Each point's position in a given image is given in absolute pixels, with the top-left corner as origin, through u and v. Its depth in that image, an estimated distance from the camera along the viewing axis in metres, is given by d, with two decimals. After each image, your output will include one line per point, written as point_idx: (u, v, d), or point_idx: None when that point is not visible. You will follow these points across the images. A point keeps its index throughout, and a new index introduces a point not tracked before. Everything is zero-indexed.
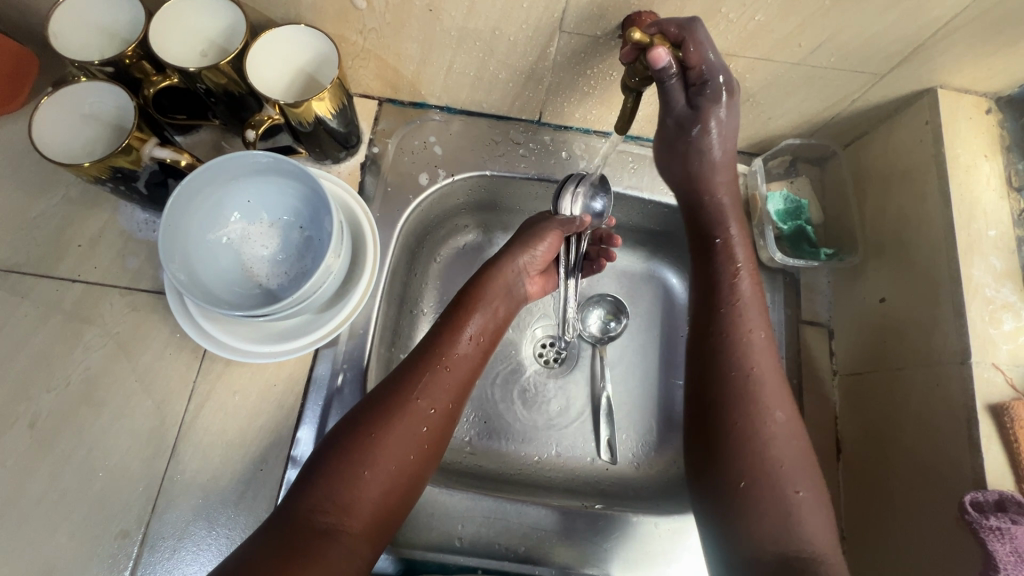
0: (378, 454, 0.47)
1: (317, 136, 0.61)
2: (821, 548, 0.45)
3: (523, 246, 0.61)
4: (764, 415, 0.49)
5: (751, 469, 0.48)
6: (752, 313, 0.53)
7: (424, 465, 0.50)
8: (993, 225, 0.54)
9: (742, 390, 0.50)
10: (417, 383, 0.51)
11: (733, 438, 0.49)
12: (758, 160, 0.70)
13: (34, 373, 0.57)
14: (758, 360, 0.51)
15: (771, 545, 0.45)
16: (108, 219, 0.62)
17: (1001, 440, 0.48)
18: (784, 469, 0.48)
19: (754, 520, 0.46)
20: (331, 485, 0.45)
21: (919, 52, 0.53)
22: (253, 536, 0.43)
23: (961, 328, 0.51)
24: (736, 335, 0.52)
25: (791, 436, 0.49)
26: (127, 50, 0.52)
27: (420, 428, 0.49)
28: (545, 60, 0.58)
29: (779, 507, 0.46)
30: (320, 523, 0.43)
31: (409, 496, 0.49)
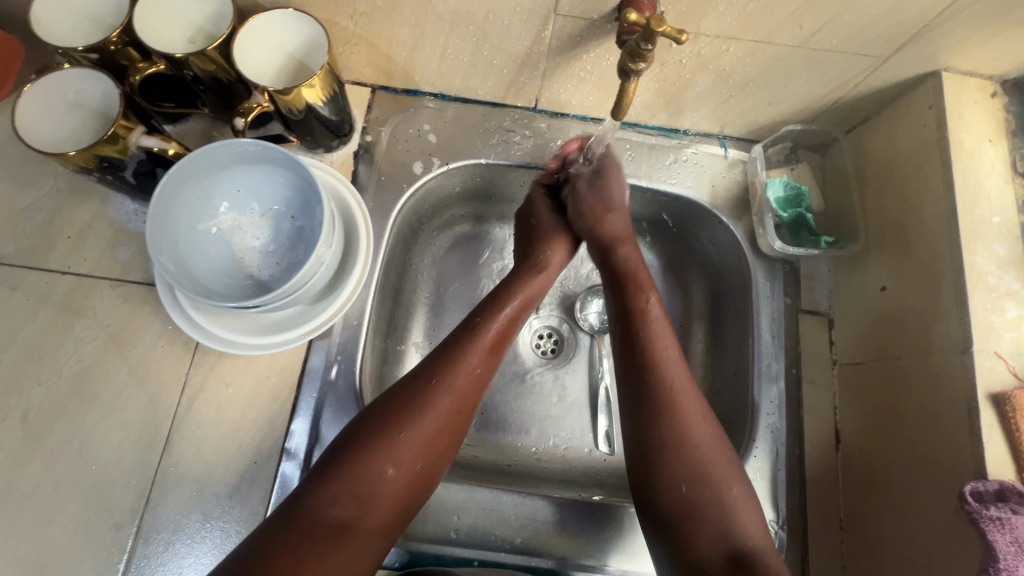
0: (403, 450, 0.47)
1: (309, 124, 0.59)
2: (758, 541, 0.47)
3: (544, 247, 0.66)
4: (686, 424, 0.51)
5: (688, 474, 0.49)
6: (664, 338, 0.56)
7: (441, 460, 0.49)
8: (997, 211, 0.53)
9: (666, 401, 0.51)
10: (448, 382, 0.50)
11: (666, 449, 0.50)
12: (758, 147, 0.69)
13: (25, 366, 0.56)
14: (676, 374, 0.53)
15: (717, 545, 0.46)
16: (97, 210, 0.61)
17: (1002, 429, 0.47)
18: (716, 468, 0.49)
19: (697, 526, 0.47)
20: (350, 477, 0.44)
21: (924, 34, 0.52)
22: (264, 526, 0.42)
23: (962, 317, 0.50)
24: (658, 355, 0.54)
25: (712, 437, 0.51)
26: (112, 35, 0.50)
27: (444, 426, 0.49)
28: (540, 44, 0.57)
29: (719, 510, 0.48)
30: (335, 516, 0.43)
31: (426, 489, 0.48)
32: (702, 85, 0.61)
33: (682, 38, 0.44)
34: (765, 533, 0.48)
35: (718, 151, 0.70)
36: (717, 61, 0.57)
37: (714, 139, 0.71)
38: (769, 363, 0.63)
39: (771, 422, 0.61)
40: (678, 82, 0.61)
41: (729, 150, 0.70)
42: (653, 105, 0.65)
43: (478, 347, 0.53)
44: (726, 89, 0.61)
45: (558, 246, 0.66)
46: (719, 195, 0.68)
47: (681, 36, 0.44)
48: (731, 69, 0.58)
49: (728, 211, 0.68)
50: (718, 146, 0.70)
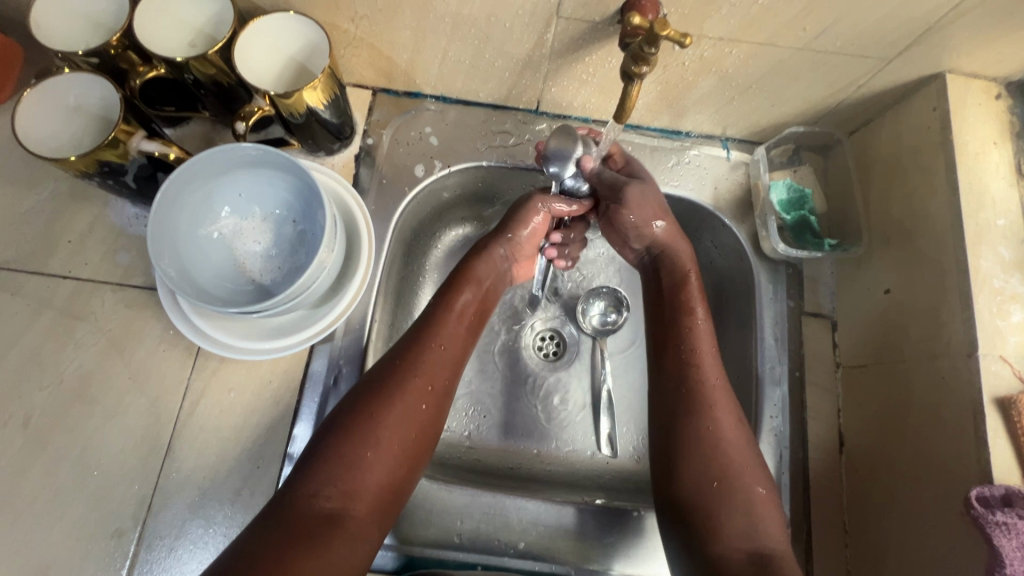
0: (380, 434, 0.46)
1: (310, 127, 0.59)
2: (781, 547, 0.47)
3: (506, 230, 0.60)
4: (719, 428, 0.51)
5: (720, 471, 0.49)
6: (706, 340, 0.56)
7: (422, 445, 0.49)
8: (1002, 214, 0.53)
9: (704, 405, 0.52)
10: (415, 362, 0.50)
11: (700, 446, 0.50)
12: (760, 149, 0.69)
13: (26, 372, 0.56)
14: (716, 375, 0.54)
15: (739, 545, 0.46)
16: (97, 214, 0.61)
17: (1008, 434, 0.47)
18: (745, 471, 0.50)
19: (723, 523, 0.47)
20: (331, 469, 0.44)
21: (929, 36, 0.52)
22: (250, 526, 0.42)
23: (967, 320, 0.50)
24: (699, 355, 0.54)
25: (744, 444, 0.51)
26: (112, 39, 0.50)
27: (418, 406, 0.49)
28: (543, 47, 0.56)
29: (746, 509, 0.48)
30: (322, 509, 0.43)
31: (410, 475, 0.48)
32: (705, 87, 0.61)
33: (687, 42, 0.44)
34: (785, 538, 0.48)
35: (721, 153, 0.70)
36: (720, 63, 0.57)
37: (717, 141, 0.70)
38: (772, 366, 0.63)
39: (775, 425, 0.61)
40: (681, 84, 0.60)
41: (732, 152, 0.70)
42: (656, 108, 0.65)
43: (440, 327, 0.53)
44: (728, 91, 0.61)
45: (522, 233, 0.60)
46: (722, 197, 0.68)
47: (686, 40, 0.44)
48: (734, 72, 0.58)
49: (731, 213, 0.68)
50: (721, 148, 0.70)
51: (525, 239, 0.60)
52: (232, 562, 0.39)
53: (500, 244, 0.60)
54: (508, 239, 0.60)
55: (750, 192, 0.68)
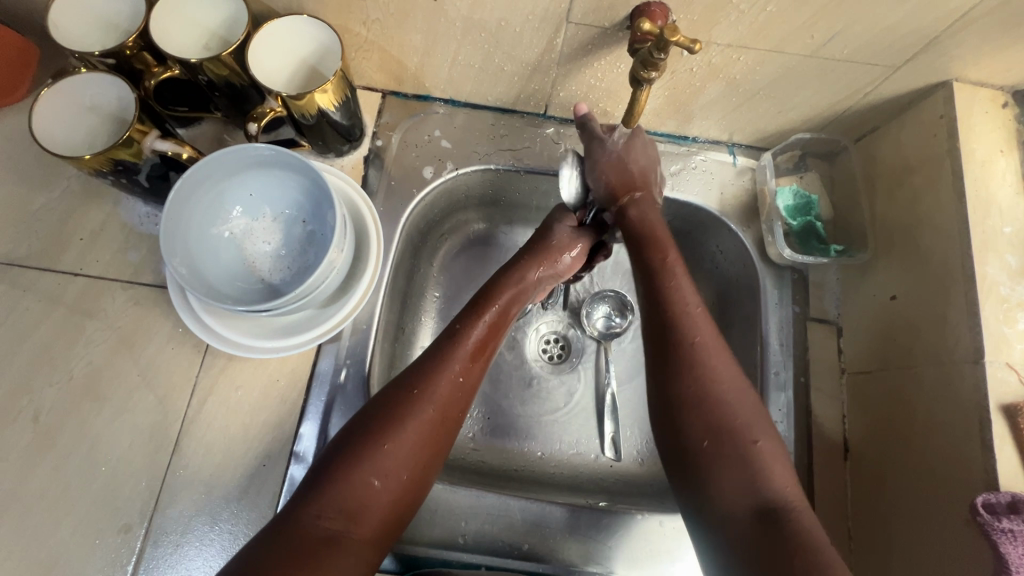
0: (386, 462, 0.46)
1: (320, 129, 0.60)
2: (788, 496, 0.44)
3: (539, 262, 0.61)
4: (710, 377, 0.49)
5: (712, 429, 0.47)
6: (689, 292, 0.53)
7: (427, 472, 0.49)
8: (1009, 221, 0.53)
9: (690, 356, 0.50)
10: (429, 393, 0.50)
11: (691, 401, 0.48)
12: (767, 154, 0.69)
13: (36, 368, 0.56)
14: (701, 331, 0.51)
15: (743, 500, 0.44)
16: (110, 212, 0.62)
17: (1014, 441, 0.47)
18: (742, 424, 0.47)
19: (717, 479, 0.46)
20: (335, 491, 0.44)
21: (936, 43, 0.52)
22: (258, 536, 0.42)
23: (974, 328, 0.50)
24: (681, 313, 0.52)
25: (738, 392, 0.49)
26: (128, 40, 0.51)
27: (430, 437, 0.49)
28: (552, 52, 0.57)
29: (746, 466, 0.46)
30: (325, 530, 0.42)
31: (413, 502, 0.48)
32: (712, 92, 0.61)
33: (696, 48, 0.44)
34: (797, 489, 0.45)
35: (727, 158, 0.70)
36: (728, 69, 0.57)
37: (723, 146, 0.71)
38: (777, 371, 0.63)
39: (780, 430, 0.61)
40: (688, 90, 0.61)
41: (738, 157, 0.71)
42: (663, 112, 0.66)
43: (459, 358, 0.53)
44: (736, 96, 0.61)
45: (561, 261, 0.62)
46: (728, 203, 0.69)
47: (694, 46, 0.44)
48: (742, 77, 0.58)
49: (736, 218, 0.68)
50: (727, 153, 0.71)
51: (565, 265, 0.63)
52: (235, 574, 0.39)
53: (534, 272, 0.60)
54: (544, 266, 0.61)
55: (756, 197, 0.69)
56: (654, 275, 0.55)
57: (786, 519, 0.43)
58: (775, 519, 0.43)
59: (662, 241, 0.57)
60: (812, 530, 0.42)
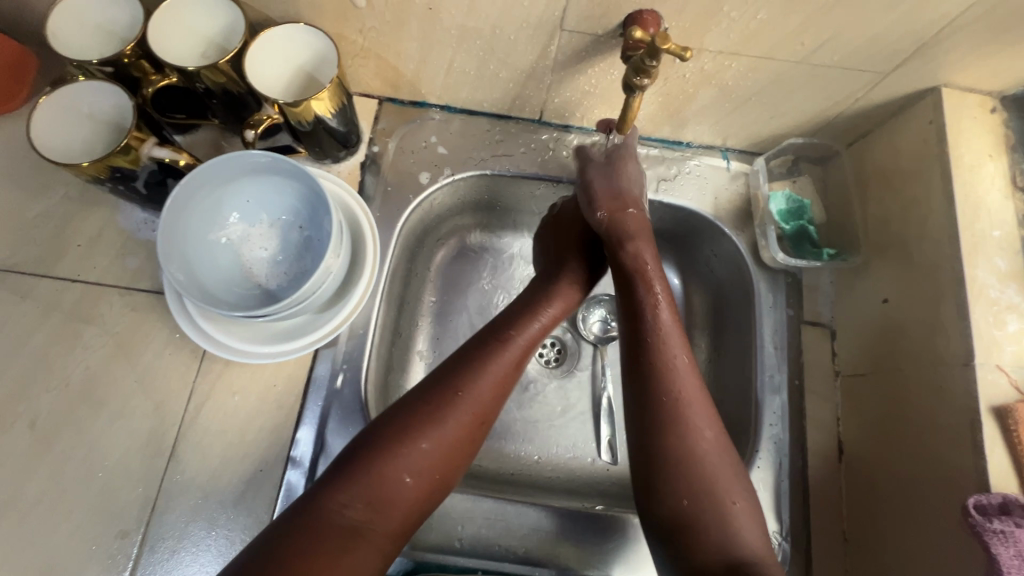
0: (419, 458, 0.46)
1: (317, 135, 0.60)
2: (759, 554, 0.46)
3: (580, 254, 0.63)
4: (693, 432, 0.50)
5: (691, 488, 0.48)
6: (672, 339, 0.54)
7: (456, 469, 0.49)
8: (998, 225, 0.54)
9: (672, 408, 0.50)
10: (472, 393, 0.50)
11: (672, 456, 0.49)
12: (760, 159, 0.70)
13: (33, 374, 0.57)
14: (684, 384, 0.52)
15: (718, 559, 0.46)
16: (107, 219, 0.62)
17: (1005, 443, 0.48)
18: (720, 483, 0.48)
19: (694, 537, 0.47)
20: (365, 482, 0.44)
21: (925, 50, 0.53)
22: (275, 524, 0.43)
23: (965, 330, 0.51)
24: (668, 363, 0.52)
25: (719, 449, 0.50)
26: (126, 49, 0.52)
27: (462, 439, 0.49)
28: (546, 59, 0.58)
29: (719, 523, 0.47)
30: (349, 520, 0.43)
31: (438, 499, 0.48)
32: (705, 99, 0.62)
33: (686, 55, 0.46)
34: (766, 545, 0.47)
35: (721, 163, 0.71)
36: (720, 76, 0.58)
37: (717, 151, 0.71)
38: (772, 374, 0.64)
39: (774, 433, 0.61)
40: (682, 96, 0.61)
41: (732, 162, 0.71)
42: (657, 118, 0.66)
43: (505, 359, 0.53)
44: (729, 102, 0.62)
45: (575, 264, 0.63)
46: (722, 207, 0.69)
47: (685, 54, 0.46)
48: (734, 84, 0.59)
49: (730, 223, 0.69)
50: (721, 158, 0.71)
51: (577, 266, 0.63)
52: (253, 561, 0.40)
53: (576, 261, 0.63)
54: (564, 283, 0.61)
55: (750, 202, 0.69)
56: (638, 322, 0.55)
57: None
58: None
59: (650, 273, 0.58)
60: None
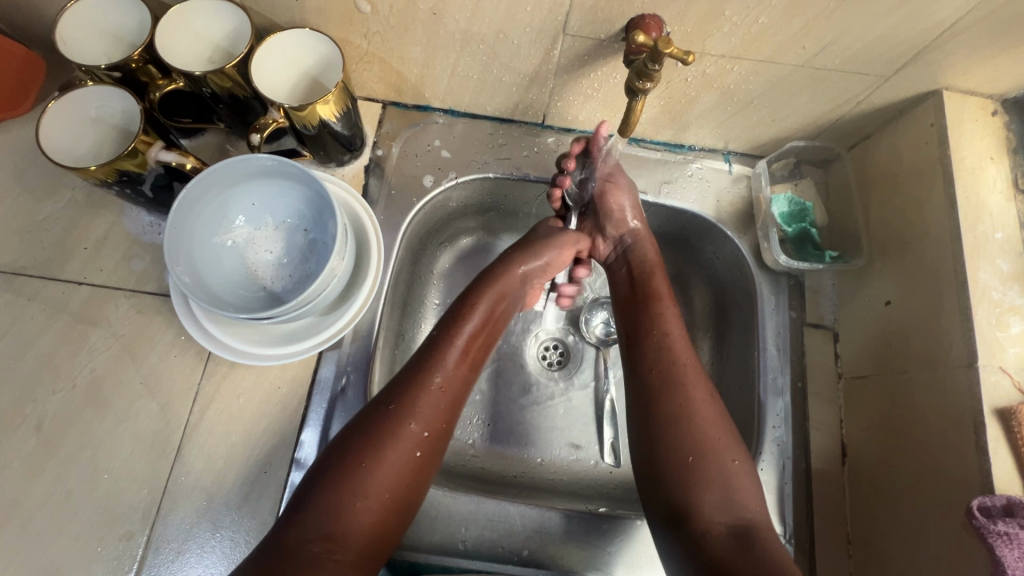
0: (368, 482, 0.46)
1: (321, 139, 0.61)
2: (759, 518, 0.47)
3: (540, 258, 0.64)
4: (693, 399, 0.51)
5: (696, 445, 0.49)
6: (674, 329, 0.57)
7: (413, 488, 0.49)
8: (1000, 227, 0.54)
9: (673, 383, 0.52)
10: (410, 407, 0.50)
11: (670, 423, 0.50)
12: (762, 162, 0.70)
13: (39, 376, 0.57)
14: (684, 355, 0.55)
15: (720, 518, 0.46)
16: (113, 222, 0.63)
17: (1008, 445, 0.48)
18: (721, 442, 0.50)
19: (700, 497, 0.47)
20: (321, 513, 0.45)
21: (926, 53, 0.53)
22: (246, 561, 0.42)
23: (967, 332, 0.51)
24: (670, 337, 0.56)
25: (716, 411, 0.51)
26: (133, 54, 0.52)
27: (413, 453, 0.49)
28: (549, 63, 0.58)
29: (724, 484, 0.48)
30: (311, 552, 0.43)
31: (401, 519, 0.48)
32: (707, 102, 0.62)
33: (689, 58, 0.45)
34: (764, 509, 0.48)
35: (723, 166, 0.71)
36: (722, 79, 0.58)
37: (719, 154, 0.72)
38: (774, 376, 0.64)
39: (777, 435, 0.61)
40: (684, 99, 0.62)
41: (734, 165, 0.72)
42: (659, 122, 0.67)
43: (447, 368, 0.54)
44: (730, 106, 0.62)
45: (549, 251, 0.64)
46: (724, 210, 0.69)
47: (688, 57, 0.45)
48: (736, 87, 0.59)
49: (732, 225, 0.69)
50: (723, 162, 0.71)
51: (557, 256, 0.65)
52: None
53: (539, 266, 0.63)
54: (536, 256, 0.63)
55: (752, 205, 0.70)
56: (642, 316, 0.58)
57: (755, 539, 0.45)
58: (746, 539, 0.45)
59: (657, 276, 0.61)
60: (779, 551, 0.44)
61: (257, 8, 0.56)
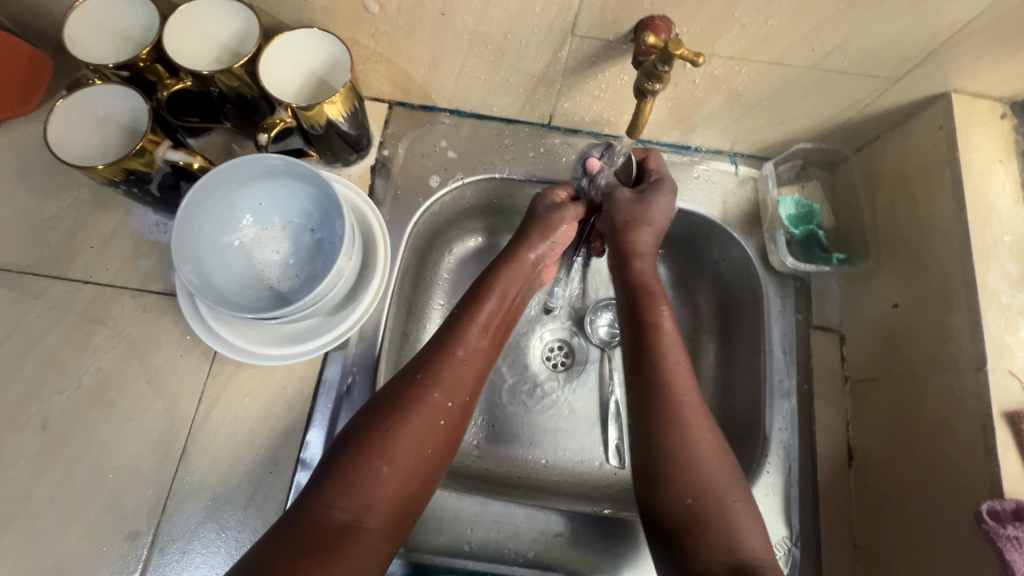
0: (396, 447, 0.46)
1: (328, 139, 0.61)
2: (762, 558, 0.46)
3: (536, 239, 0.61)
4: (693, 439, 0.50)
5: (694, 489, 0.48)
6: (674, 352, 0.55)
7: (439, 458, 0.49)
8: (1009, 230, 0.54)
9: (674, 416, 0.51)
10: (434, 376, 0.51)
11: (671, 464, 0.49)
12: (768, 164, 0.70)
13: (45, 375, 0.57)
14: (684, 388, 0.53)
15: (721, 559, 0.46)
16: (120, 221, 0.62)
17: (1017, 449, 0.48)
18: (720, 483, 0.49)
19: (699, 542, 0.47)
20: (348, 480, 0.44)
21: (935, 56, 0.53)
22: (267, 535, 0.42)
23: (976, 335, 0.51)
24: (668, 369, 0.53)
25: (719, 454, 0.50)
26: (142, 53, 0.52)
27: (437, 420, 0.49)
28: (557, 64, 0.58)
29: (724, 526, 0.47)
30: (336, 520, 0.43)
31: (425, 489, 0.48)
32: (715, 104, 0.62)
33: (699, 60, 0.45)
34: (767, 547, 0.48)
35: (729, 168, 0.71)
36: (731, 81, 0.58)
37: (725, 156, 0.72)
38: (781, 379, 0.64)
39: (784, 438, 0.61)
40: (691, 101, 0.62)
41: (740, 167, 0.71)
42: (666, 123, 0.67)
43: (465, 340, 0.54)
44: (738, 107, 0.62)
45: (554, 235, 0.61)
46: (730, 211, 0.69)
47: (698, 58, 0.45)
48: (744, 89, 0.59)
49: (739, 228, 0.69)
50: (729, 163, 0.71)
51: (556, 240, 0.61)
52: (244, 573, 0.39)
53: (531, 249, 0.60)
54: (542, 243, 0.61)
55: (758, 207, 0.70)
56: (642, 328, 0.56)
57: None
58: None
59: (654, 292, 0.58)
60: None
61: (265, 8, 0.55)
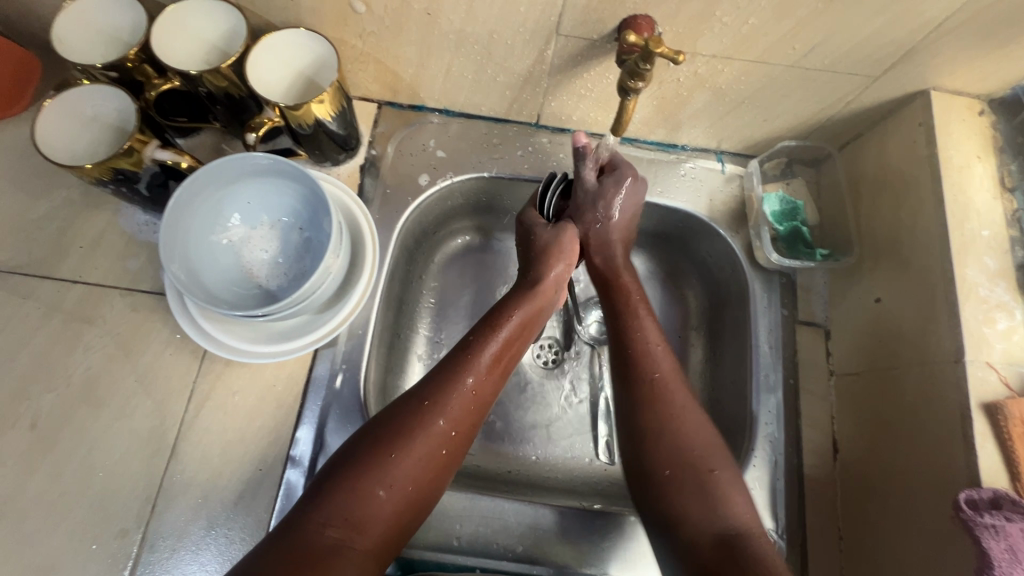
0: (394, 472, 0.47)
1: (317, 139, 0.61)
2: (748, 527, 0.46)
3: (551, 262, 0.62)
4: (670, 411, 0.52)
5: (673, 457, 0.50)
6: (649, 332, 0.57)
7: (437, 482, 0.50)
8: (987, 225, 0.55)
9: (651, 388, 0.53)
10: (441, 405, 0.51)
11: (652, 431, 0.51)
12: (754, 161, 0.71)
13: (34, 375, 0.57)
14: (661, 366, 0.55)
15: (706, 528, 0.46)
16: (109, 220, 0.63)
17: (995, 439, 0.48)
18: (703, 453, 0.50)
19: (681, 505, 0.48)
20: (343, 499, 0.45)
21: (914, 54, 0.54)
22: (260, 545, 0.42)
23: (955, 328, 0.52)
24: (644, 347, 0.56)
25: (700, 426, 0.51)
26: (130, 53, 0.53)
27: (439, 450, 0.49)
28: (542, 63, 0.59)
29: (705, 496, 0.48)
30: (329, 538, 0.43)
31: (420, 511, 0.49)
32: (699, 103, 0.63)
33: (679, 58, 0.46)
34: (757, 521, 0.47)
35: (716, 166, 0.72)
36: (713, 80, 0.59)
37: (712, 154, 0.73)
38: (767, 374, 0.64)
39: (770, 432, 0.62)
40: (676, 99, 0.62)
41: (727, 165, 0.72)
42: (652, 121, 0.67)
43: (474, 369, 0.54)
44: (722, 105, 0.63)
45: (569, 251, 0.63)
46: (717, 208, 0.70)
47: (678, 57, 0.46)
48: (728, 87, 0.60)
49: (725, 224, 0.70)
50: (715, 161, 0.72)
51: (571, 252, 0.63)
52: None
53: (551, 269, 0.61)
54: (564, 263, 0.62)
55: (744, 204, 0.70)
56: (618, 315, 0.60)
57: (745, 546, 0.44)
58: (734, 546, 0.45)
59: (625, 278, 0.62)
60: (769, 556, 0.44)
61: (252, 8, 0.56)
